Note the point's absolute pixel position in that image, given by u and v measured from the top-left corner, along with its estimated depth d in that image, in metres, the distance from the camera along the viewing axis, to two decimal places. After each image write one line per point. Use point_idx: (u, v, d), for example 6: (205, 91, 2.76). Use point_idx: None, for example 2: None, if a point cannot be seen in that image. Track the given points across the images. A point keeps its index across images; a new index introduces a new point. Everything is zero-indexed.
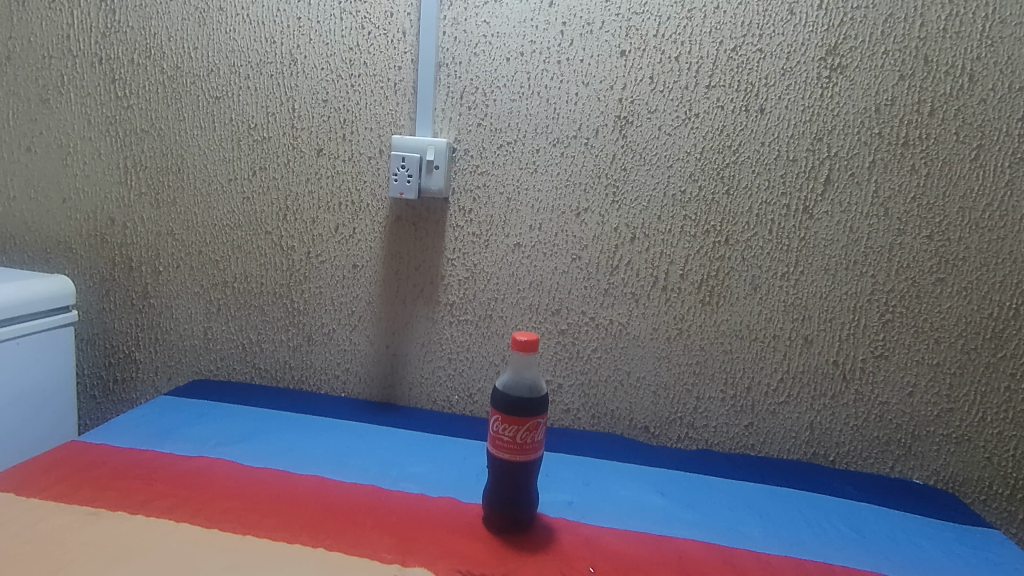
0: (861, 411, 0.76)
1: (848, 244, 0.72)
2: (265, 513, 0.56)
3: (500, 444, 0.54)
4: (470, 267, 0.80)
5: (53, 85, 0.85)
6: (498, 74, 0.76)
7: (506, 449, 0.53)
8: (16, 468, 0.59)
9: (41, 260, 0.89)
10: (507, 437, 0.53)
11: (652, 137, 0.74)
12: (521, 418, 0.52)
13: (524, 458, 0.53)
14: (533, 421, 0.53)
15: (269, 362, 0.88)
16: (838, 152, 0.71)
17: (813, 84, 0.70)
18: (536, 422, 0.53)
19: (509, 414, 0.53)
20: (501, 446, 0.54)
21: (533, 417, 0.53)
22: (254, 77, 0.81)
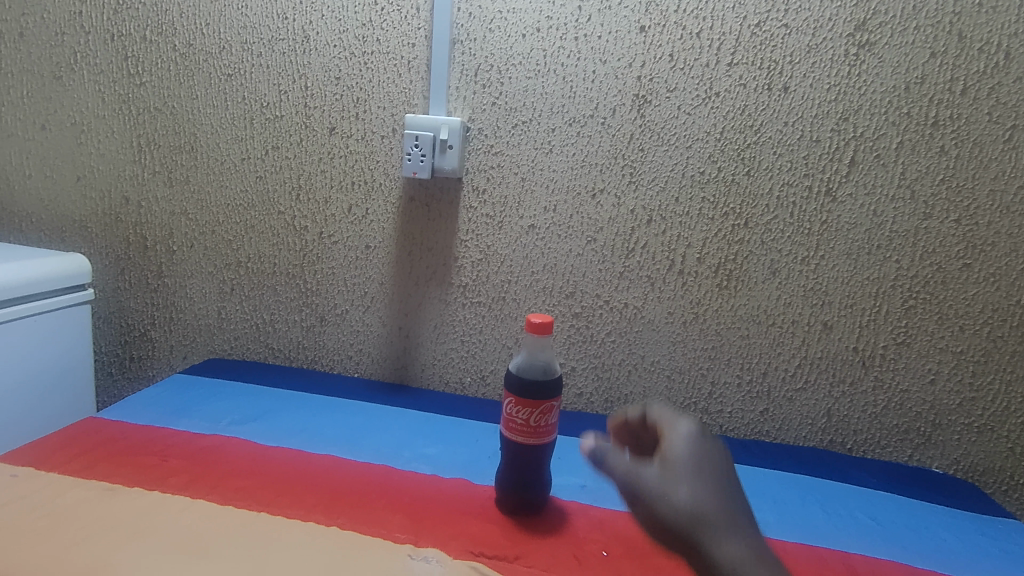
0: (880, 399, 0.74)
1: (872, 228, 0.70)
2: (280, 491, 0.56)
3: (512, 426, 0.53)
4: (483, 249, 0.79)
5: (66, 63, 0.84)
6: (513, 51, 0.74)
7: (517, 431, 0.53)
8: (35, 444, 0.60)
9: (57, 239, 0.90)
10: (518, 419, 0.53)
11: (671, 116, 0.72)
12: (534, 401, 0.52)
13: (535, 442, 0.53)
14: (546, 405, 0.52)
15: (283, 343, 0.88)
16: (864, 133, 0.69)
17: (840, 61, 0.68)
18: (550, 406, 0.53)
19: (522, 396, 0.52)
20: (513, 429, 0.53)
21: (546, 400, 0.52)
22: (267, 55, 0.80)
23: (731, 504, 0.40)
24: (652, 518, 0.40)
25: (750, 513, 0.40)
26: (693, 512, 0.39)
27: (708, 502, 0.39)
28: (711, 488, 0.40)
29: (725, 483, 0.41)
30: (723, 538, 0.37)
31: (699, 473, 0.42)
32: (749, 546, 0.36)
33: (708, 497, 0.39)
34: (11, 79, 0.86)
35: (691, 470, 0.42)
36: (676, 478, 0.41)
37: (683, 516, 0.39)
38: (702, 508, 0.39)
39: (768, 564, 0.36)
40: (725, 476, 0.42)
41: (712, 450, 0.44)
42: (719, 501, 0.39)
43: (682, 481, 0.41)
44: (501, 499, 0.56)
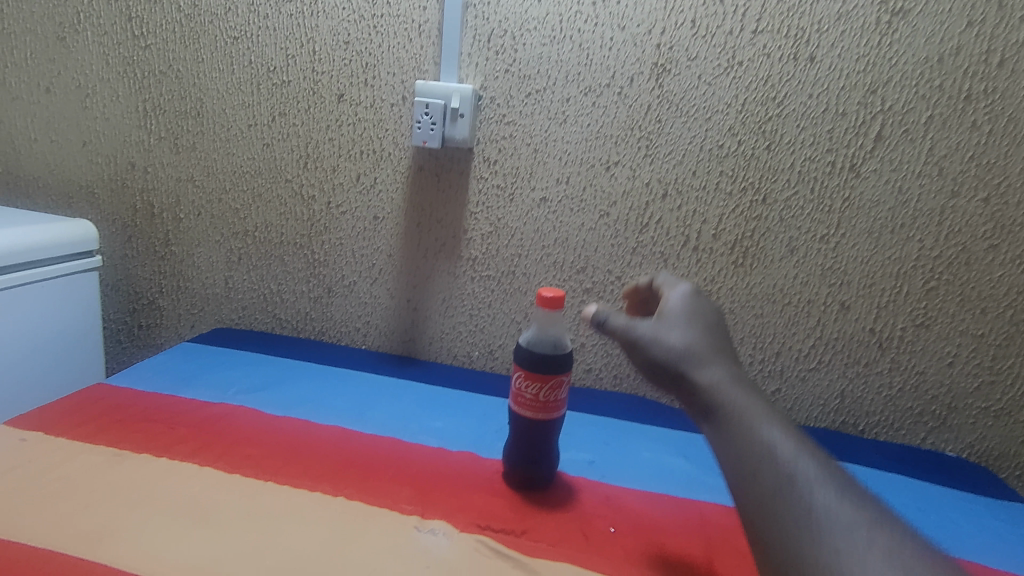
0: (895, 381, 0.73)
1: (896, 206, 0.68)
2: (287, 460, 0.56)
3: (519, 401, 0.53)
4: (494, 222, 0.78)
5: (70, 23, 0.82)
6: (528, 15, 0.71)
7: (525, 406, 0.52)
8: (45, 409, 0.60)
9: (64, 204, 0.89)
10: (526, 394, 0.52)
11: (691, 86, 0.69)
12: (542, 376, 0.51)
13: (542, 417, 0.52)
14: (554, 380, 0.51)
15: (290, 313, 0.87)
16: (893, 106, 0.66)
17: (871, 30, 0.65)
18: (560, 381, 0.52)
19: (530, 371, 0.51)
20: (520, 403, 0.53)
21: (555, 376, 0.51)
22: (274, 17, 0.77)
23: (716, 346, 0.45)
24: (648, 359, 0.46)
25: (732, 355, 0.46)
26: (681, 349, 0.44)
27: (695, 342, 0.45)
28: (697, 332, 0.46)
29: (712, 331, 0.47)
30: (706, 368, 0.43)
31: (690, 321, 0.47)
32: (728, 377, 0.43)
33: (696, 340, 0.45)
34: (14, 40, 0.84)
35: (683, 318, 0.48)
36: (670, 325, 0.47)
37: (673, 352, 0.44)
38: (690, 346, 0.45)
39: (744, 390, 0.42)
40: (712, 326, 0.48)
41: (705, 302, 0.49)
42: (704, 343, 0.45)
43: (676, 327, 0.46)
44: (508, 475, 0.56)
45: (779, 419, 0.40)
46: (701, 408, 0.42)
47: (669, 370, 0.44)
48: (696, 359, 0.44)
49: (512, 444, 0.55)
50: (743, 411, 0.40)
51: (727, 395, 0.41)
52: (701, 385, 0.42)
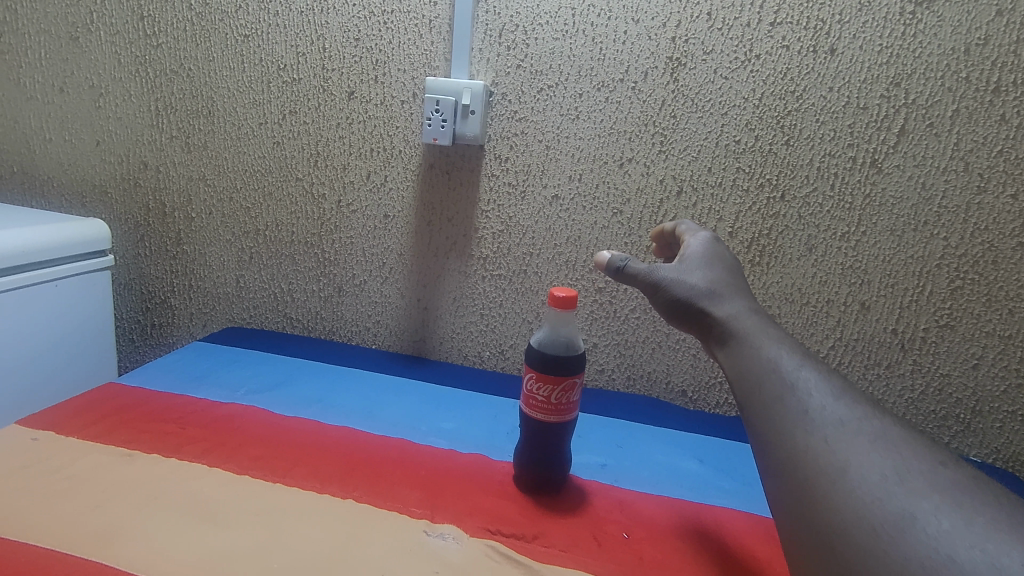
0: (918, 383, 0.71)
1: (919, 203, 0.66)
2: (296, 461, 0.55)
3: (531, 402, 0.51)
4: (505, 220, 0.77)
5: (82, 23, 0.83)
6: (540, 10, 0.70)
7: (537, 407, 0.51)
8: (57, 408, 0.60)
9: (78, 204, 0.89)
10: (537, 395, 0.51)
11: (706, 80, 0.68)
12: (554, 377, 0.50)
13: (554, 418, 0.51)
14: (566, 382, 0.50)
15: (301, 312, 0.87)
16: (916, 100, 0.64)
17: (894, 21, 0.63)
18: (573, 382, 0.50)
19: (541, 371, 0.50)
20: (532, 405, 0.51)
21: (567, 377, 0.50)
22: (284, 14, 0.77)
23: (731, 284, 0.49)
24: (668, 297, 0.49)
25: (748, 292, 0.50)
26: (700, 289, 0.48)
27: (713, 283, 0.49)
28: (714, 274, 0.50)
29: (728, 272, 0.51)
30: (723, 305, 0.47)
31: (708, 263, 0.51)
32: (743, 310, 0.47)
33: (713, 281, 0.49)
34: (28, 40, 0.85)
35: (700, 261, 0.51)
36: (688, 268, 0.50)
37: (692, 293, 0.48)
38: (707, 284, 0.49)
39: (757, 320, 0.46)
40: (728, 268, 0.52)
41: (723, 247, 0.53)
42: (721, 282, 0.49)
43: (694, 269, 0.50)
44: (520, 478, 0.55)
45: (789, 342, 0.44)
46: (717, 339, 0.47)
47: (688, 308, 0.48)
48: (713, 296, 0.48)
49: (523, 444, 0.54)
50: (756, 337, 0.44)
51: (742, 325, 0.46)
52: (719, 318, 0.47)
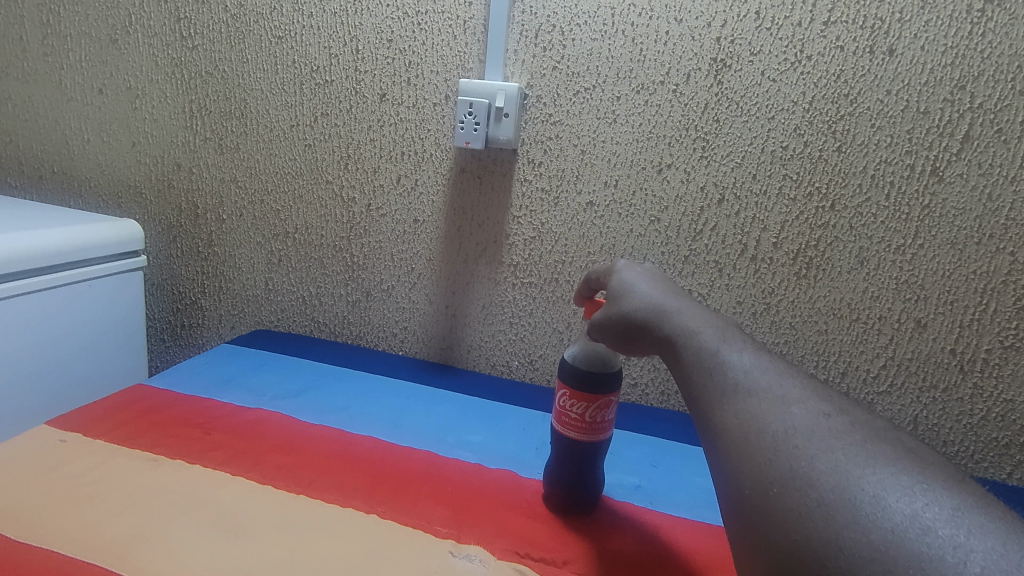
0: (978, 409, 0.66)
1: (984, 215, 0.61)
2: (320, 472, 0.54)
3: (560, 419, 0.49)
4: (537, 226, 0.74)
5: (122, 25, 0.83)
6: (579, 9, 0.68)
7: (565, 427, 0.49)
8: (84, 409, 0.60)
9: (113, 205, 0.90)
10: (566, 414, 0.49)
11: (753, 83, 0.64)
12: (587, 398, 0.47)
13: (582, 441, 0.48)
14: (600, 404, 0.48)
15: (329, 317, 0.86)
16: (983, 104, 0.59)
17: (960, 19, 0.58)
18: (608, 401, 0.48)
19: (574, 390, 0.48)
20: (560, 422, 0.50)
21: (601, 398, 0.47)
22: (318, 15, 0.76)
23: (661, 293, 0.44)
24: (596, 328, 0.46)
25: (677, 295, 0.44)
26: (629, 309, 0.43)
27: (644, 296, 0.44)
28: (643, 289, 0.45)
29: (655, 286, 0.46)
30: (653, 313, 0.42)
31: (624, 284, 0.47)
32: (672, 309, 0.41)
33: (637, 296, 0.44)
34: (69, 41, 0.86)
35: (622, 285, 0.47)
36: (613, 297, 0.46)
37: (623, 311, 0.44)
38: (633, 301, 0.44)
39: (686, 318, 0.40)
40: (660, 282, 0.47)
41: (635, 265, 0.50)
42: (649, 293, 0.44)
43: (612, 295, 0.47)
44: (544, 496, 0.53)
45: (721, 331, 0.38)
46: (656, 347, 0.40)
47: (623, 327, 0.43)
48: (638, 308, 0.43)
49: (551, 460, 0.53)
50: (689, 333, 0.38)
51: (672, 323, 0.40)
52: (653, 329, 0.41)
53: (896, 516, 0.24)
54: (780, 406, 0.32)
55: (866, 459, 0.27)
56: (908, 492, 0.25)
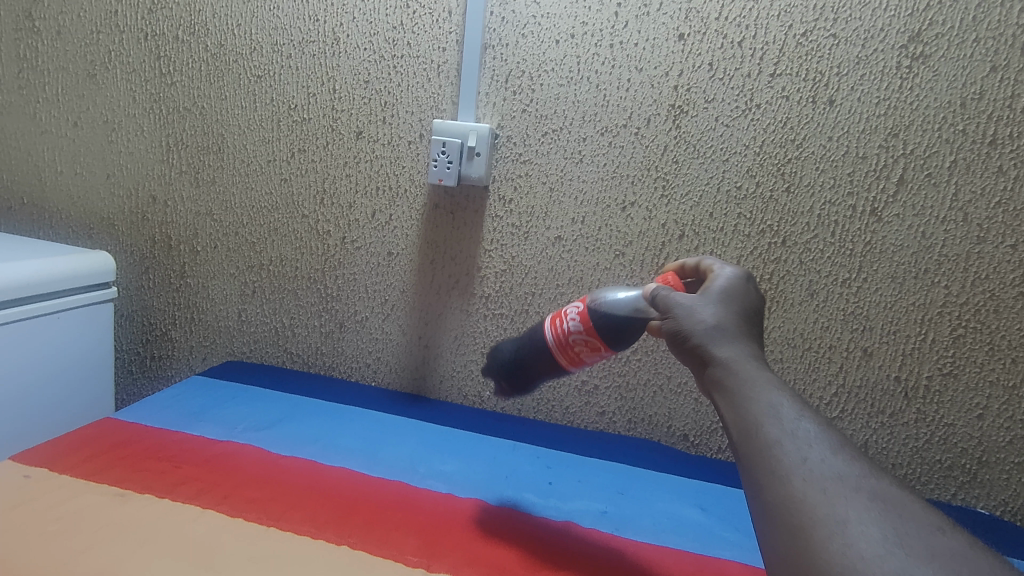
0: (923, 432, 0.70)
1: (919, 251, 0.66)
2: (292, 504, 0.54)
3: (558, 330, 0.55)
4: (508, 260, 0.77)
5: (101, 61, 0.85)
6: (546, 57, 0.72)
7: (559, 340, 0.54)
8: (51, 444, 0.60)
9: (84, 235, 0.90)
10: (569, 333, 0.54)
11: (708, 128, 0.69)
12: (596, 334, 0.53)
13: (564, 360, 0.54)
14: (600, 347, 0.53)
15: (302, 348, 0.87)
16: (915, 150, 0.65)
17: (891, 74, 0.64)
18: (598, 348, 0.53)
19: (591, 323, 0.53)
20: (555, 331, 0.55)
21: (604, 343, 0.53)
22: (296, 56, 0.79)
23: (741, 322, 0.44)
24: (676, 332, 0.45)
25: (760, 341, 0.44)
26: (715, 335, 0.42)
27: (734, 329, 0.43)
28: (734, 319, 0.44)
29: (740, 309, 0.46)
30: (722, 341, 0.42)
31: (725, 303, 0.45)
32: (744, 352, 0.42)
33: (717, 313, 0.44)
34: (46, 76, 0.87)
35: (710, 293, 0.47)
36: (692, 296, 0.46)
37: (710, 333, 0.43)
38: (720, 325, 0.43)
39: (762, 373, 0.40)
40: (748, 311, 0.46)
41: (745, 292, 0.48)
42: (729, 319, 0.44)
43: (710, 306, 0.45)
44: (507, 392, 0.63)
45: (784, 390, 0.38)
46: (721, 384, 0.40)
47: (698, 348, 0.43)
48: (711, 327, 0.43)
49: (529, 360, 0.60)
50: (764, 389, 0.38)
51: (738, 363, 0.41)
52: (729, 366, 0.40)
53: (870, 562, 0.28)
54: (763, 450, 0.35)
55: (836, 505, 0.31)
56: (870, 537, 0.29)
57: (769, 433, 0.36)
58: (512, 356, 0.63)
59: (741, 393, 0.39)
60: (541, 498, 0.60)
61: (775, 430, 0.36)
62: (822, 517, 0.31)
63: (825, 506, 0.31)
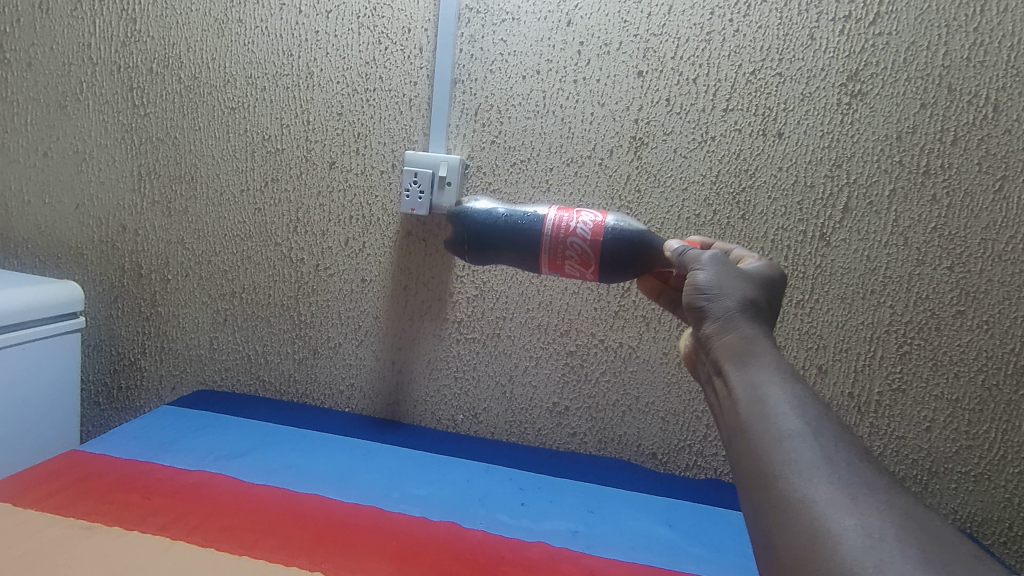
0: (877, 445, 0.73)
1: (865, 273, 0.71)
2: (263, 532, 0.54)
3: (564, 225, 0.55)
4: (479, 285, 0.79)
5: (72, 92, 0.85)
6: (514, 92, 0.75)
7: (560, 235, 0.55)
8: (16, 477, 0.59)
9: (52, 265, 0.89)
10: (572, 234, 0.55)
11: (667, 159, 0.73)
12: (595, 251, 0.55)
13: (549, 253, 0.56)
14: (589, 264, 0.55)
15: (274, 375, 0.87)
16: (857, 180, 0.69)
17: (833, 110, 0.69)
18: (588, 265, 0.55)
19: (598, 239, 0.55)
20: (557, 220, 0.56)
21: (595, 264, 0.55)
22: (270, 89, 0.81)
23: (767, 305, 0.43)
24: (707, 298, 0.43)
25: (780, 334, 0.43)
26: (746, 314, 0.41)
27: (762, 314, 0.42)
28: (765, 306, 0.43)
29: (769, 293, 0.45)
30: (750, 320, 0.41)
31: (762, 289, 0.44)
32: (767, 334, 0.41)
33: (749, 291, 0.43)
34: (15, 106, 0.87)
35: (742, 271, 0.45)
36: (725, 269, 0.45)
37: (742, 311, 0.42)
38: (751, 305, 0.42)
39: (786, 364, 0.39)
40: (775, 300, 0.45)
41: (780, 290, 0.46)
42: (762, 304, 0.43)
43: (749, 287, 0.44)
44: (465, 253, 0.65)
45: (805, 379, 0.37)
46: (739, 360, 0.39)
47: (726, 320, 0.41)
48: (740, 302, 0.42)
49: (501, 240, 0.60)
50: (786, 379, 0.37)
51: (762, 343, 0.40)
52: (754, 347, 0.39)
53: None
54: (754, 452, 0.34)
55: (840, 494, 0.30)
56: (878, 530, 0.28)
57: (760, 414, 0.35)
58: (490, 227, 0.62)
59: (758, 370, 0.38)
60: (514, 519, 0.62)
61: (795, 423, 0.34)
62: (825, 506, 0.30)
63: (831, 495, 0.30)
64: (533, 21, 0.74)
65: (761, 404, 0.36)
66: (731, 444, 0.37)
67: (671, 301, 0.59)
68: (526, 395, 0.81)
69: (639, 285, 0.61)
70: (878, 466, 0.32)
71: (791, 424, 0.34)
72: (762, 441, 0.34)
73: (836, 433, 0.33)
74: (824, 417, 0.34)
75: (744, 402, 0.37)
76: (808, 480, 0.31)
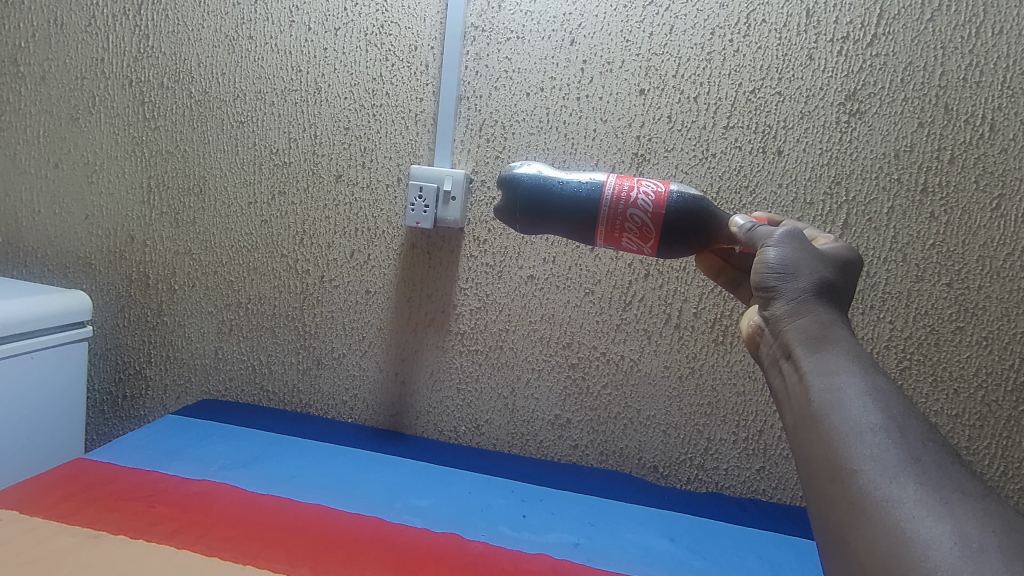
0: None
1: (866, 288, 0.71)
2: (268, 543, 0.55)
3: (626, 194, 0.54)
4: (482, 297, 0.80)
5: (84, 105, 0.87)
6: (518, 108, 0.77)
7: (620, 207, 0.54)
8: (23, 486, 0.59)
9: (60, 274, 0.91)
10: (633, 207, 0.54)
11: (669, 175, 0.74)
12: (656, 224, 0.54)
13: (607, 224, 0.55)
14: (648, 239, 0.55)
15: (278, 385, 0.88)
16: (856, 197, 0.70)
17: (832, 129, 0.70)
18: (648, 238, 0.55)
19: (659, 213, 0.54)
20: (617, 189, 0.54)
21: (654, 238, 0.55)
22: (279, 104, 0.82)
23: (843, 290, 0.42)
24: (782, 277, 0.42)
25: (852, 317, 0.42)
26: (821, 297, 0.41)
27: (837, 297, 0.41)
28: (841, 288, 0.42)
29: (846, 275, 0.44)
30: (826, 305, 0.40)
31: (839, 270, 0.43)
32: (842, 318, 0.40)
33: (825, 273, 0.42)
34: (28, 118, 0.89)
35: (817, 250, 0.44)
36: (801, 248, 0.43)
37: (818, 294, 0.41)
38: (827, 287, 0.41)
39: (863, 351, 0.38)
40: (848, 281, 0.44)
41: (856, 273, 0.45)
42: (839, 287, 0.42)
43: (827, 267, 0.42)
44: (510, 220, 0.64)
45: (883, 370, 0.37)
46: (813, 345, 0.39)
47: (798, 302, 0.41)
48: (815, 285, 0.41)
49: (552, 205, 0.59)
50: (865, 369, 0.36)
51: (837, 328, 0.39)
52: (827, 333, 0.39)
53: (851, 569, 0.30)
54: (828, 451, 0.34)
55: (930, 498, 0.29)
56: (976, 539, 0.27)
57: (832, 406, 0.35)
58: (540, 190, 0.61)
59: (833, 358, 0.37)
60: (516, 531, 0.62)
61: (876, 417, 0.33)
62: (914, 509, 0.29)
63: (920, 498, 0.29)
64: (536, 39, 0.76)
65: (834, 394, 0.36)
66: (798, 434, 0.37)
67: (731, 280, 0.62)
68: (529, 407, 0.81)
69: (698, 262, 0.64)
70: (960, 468, 0.31)
71: (869, 418, 0.33)
72: (836, 436, 0.34)
73: (921, 432, 0.33)
74: (906, 412, 0.34)
75: (816, 390, 0.37)
76: (892, 481, 0.30)
